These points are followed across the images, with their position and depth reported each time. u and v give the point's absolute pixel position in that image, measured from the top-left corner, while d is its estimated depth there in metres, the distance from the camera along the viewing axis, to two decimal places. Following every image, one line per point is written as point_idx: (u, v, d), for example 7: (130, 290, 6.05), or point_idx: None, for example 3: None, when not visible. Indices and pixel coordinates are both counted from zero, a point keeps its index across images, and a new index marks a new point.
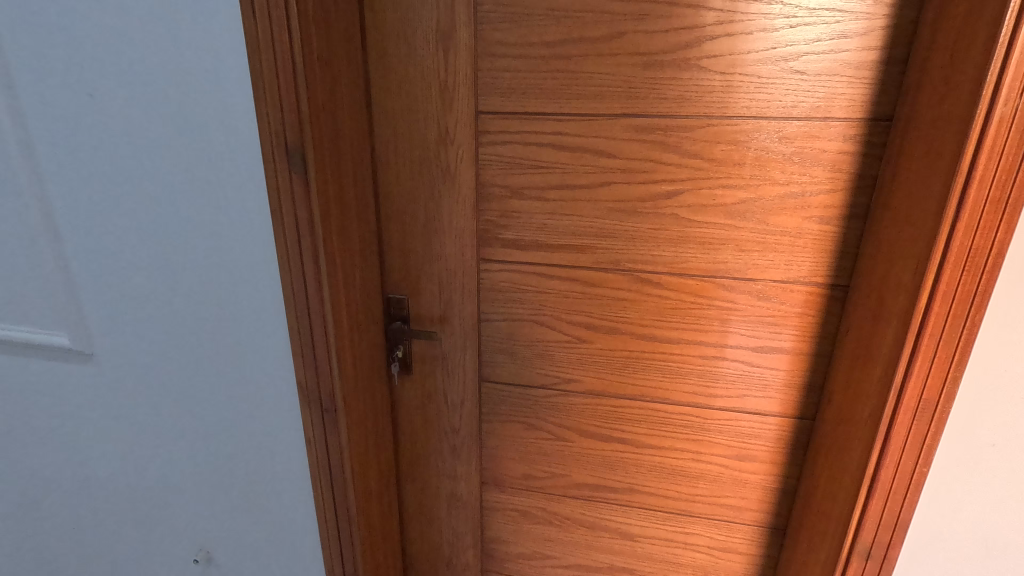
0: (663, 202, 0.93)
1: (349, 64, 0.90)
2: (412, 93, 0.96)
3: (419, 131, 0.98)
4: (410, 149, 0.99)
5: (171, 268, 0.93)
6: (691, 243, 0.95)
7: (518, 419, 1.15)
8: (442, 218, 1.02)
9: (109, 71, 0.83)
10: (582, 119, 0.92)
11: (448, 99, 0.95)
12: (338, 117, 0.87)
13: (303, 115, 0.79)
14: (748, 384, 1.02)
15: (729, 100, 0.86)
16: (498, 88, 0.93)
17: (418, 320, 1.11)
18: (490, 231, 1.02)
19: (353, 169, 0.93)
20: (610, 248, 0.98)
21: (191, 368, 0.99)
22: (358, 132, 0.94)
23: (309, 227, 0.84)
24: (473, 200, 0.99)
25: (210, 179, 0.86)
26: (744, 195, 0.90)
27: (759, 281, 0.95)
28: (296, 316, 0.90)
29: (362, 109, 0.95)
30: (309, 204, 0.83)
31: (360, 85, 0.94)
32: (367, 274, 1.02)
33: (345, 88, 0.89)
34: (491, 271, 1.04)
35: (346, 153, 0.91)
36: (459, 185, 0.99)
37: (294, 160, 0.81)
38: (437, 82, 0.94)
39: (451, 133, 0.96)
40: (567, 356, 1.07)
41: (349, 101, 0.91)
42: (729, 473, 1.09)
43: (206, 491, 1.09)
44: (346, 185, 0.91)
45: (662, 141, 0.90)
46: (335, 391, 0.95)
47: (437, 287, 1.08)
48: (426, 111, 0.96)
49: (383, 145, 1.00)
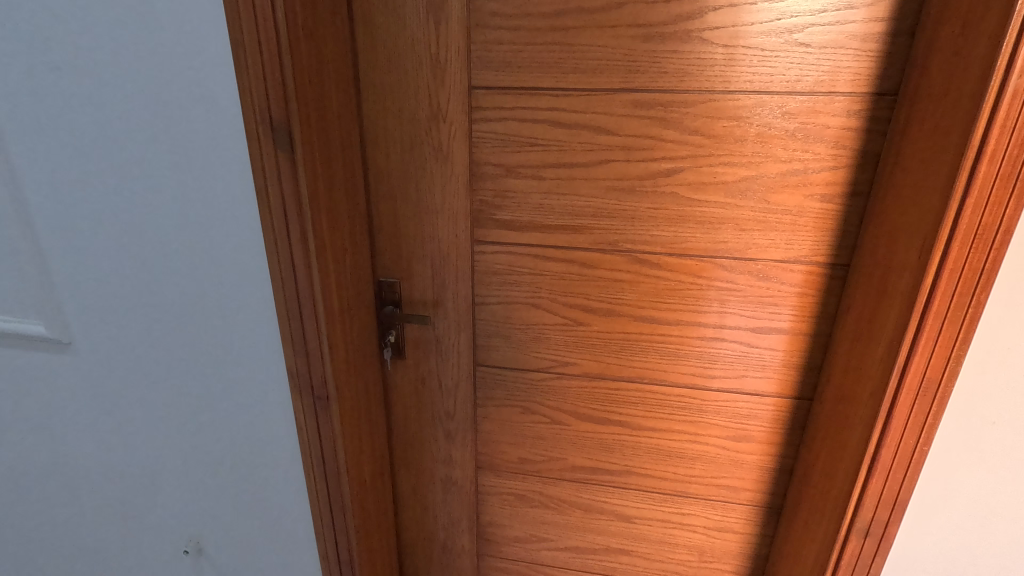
0: (663, 180, 0.91)
1: (336, 35, 0.85)
2: (403, 68, 0.92)
3: (410, 108, 0.94)
4: (401, 128, 0.96)
5: (155, 254, 0.89)
6: (690, 222, 0.93)
7: (513, 403, 1.13)
8: (435, 198, 0.99)
9: (79, 43, 0.77)
10: (580, 94, 0.88)
11: (441, 74, 0.91)
12: (325, 92, 0.83)
13: (288, 89, 0.75)
14: (746, 365, 1.01)
15: (731, 74, 0.84)
16: (492, 62, 0.89)
17: (410, 304, 1.09)
18: (484, 212, 0.99)
19: (341, 148, 0.89)
20: (608, 228, 0.95)
21: (178, 357, 0.96)
22: (346, 107, 0.90)
23: (297, 208, 0.81)
24: (466, 179, 0.96)
25: (190, 158, 0.82)
26: (745, 173, 0.88)
27: (759, 261, 0.93)
28: (286, 301, 0.87)
29: (350, 84, 0.91)
30: (297, 184, 0.80)
31: (347, 59, 0.90)
32: (358, 257, 0.99)
33: (332, 61, 0.85)
34: (486, 253, 1.02)
35: (334, 130, 0.87)
36: (452, 164, 0.96)
37: (280, 137, 0.77)
38: (428, 56, 0.90)
39: (444, 110, 0.93)
40: (563, 339, 1.05)
41: (337, 75, 0.86)
42: (726, 454, 1.09)
43: (194, 480, 1.06)
44: (335, 165, 0.88)
45: (662, 117, 0.87)
46: (327, 377, 0.92)
47: (430, 270, 1.05)
48: (417, 87, 0.92)
49: (372, 122, 0.96)
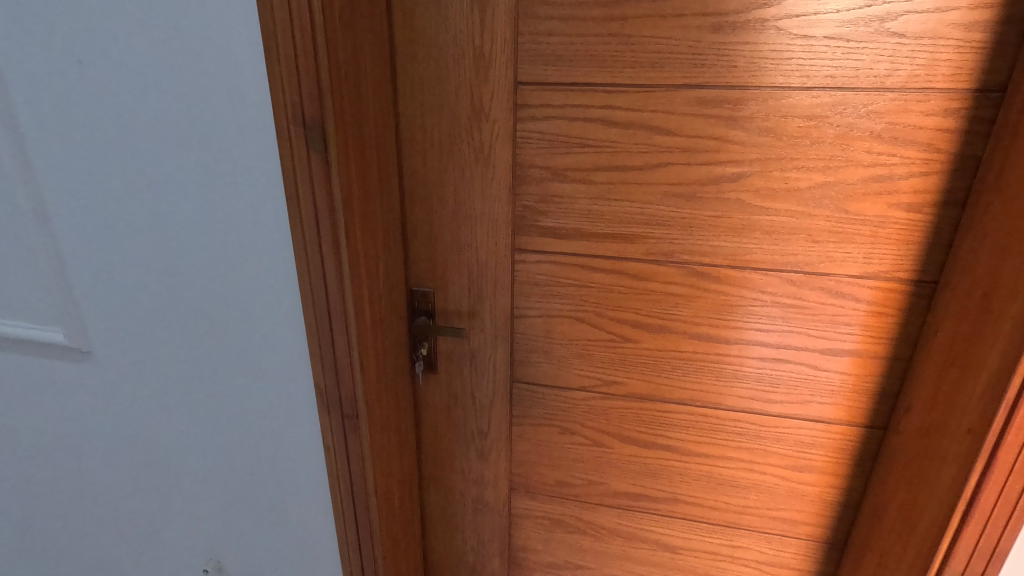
0: (727, 186, 0.82)
1: (374, 27, 0.79)
2: (443, 63, 0.85)
3: (450, 105, 0.87)
4: (439, 127, 0.89)
5: (177, 260, 0.83)
6: (756, 232, 0.84)
7: (552, 422, 1.05)
8: (474, 203, 0.92)
9: (101, 34, 0.72)
10: (637, 90, 0.80)
11: (484, 69, 0.84)
12: (362, 87, 0.76)
13: (323, 83, 0.68)
14: (812, 389, 0.92)
15: (810, 68, 0.75)
16: (540, 56, 0.82)
17: (444, 315, 1.02)
18: (527, 218, 0.92)
19: (376, 148, 0.83)
20: (662, 237, 0.87)
21: (201, 371, 0.91)
22: (382, 105, 0.83)
23: (330, 214, 0.74)
24: (509, 183, 0.89)
25: (217, 159, 0.76)
26: (821, 179, 0.80)
27: (832, 276, 0.84)
28: (315, 313, 0.80)
29: (386, 79, 0.84)
30: (331, 188, 0.73)
31: (384, 51, 0.83)
32: (391, 265, 0.92)
33: (370, 55, 0.78)
34: (528, 262, 0.94)
35: (370, 127, 0.80)
36: (493, 166, 0.89)
37: (313, 136, 0.70)
38: (471, 49, 0.83)
39: (486, 107, 0.86)
40: (608, 356, 0.97)
41: (374, 69, 0.80)
42: (784, 484, 1.00)
43: (215, 498, 1.01)
44: (369, 165, 0.81)
45: (729, 116, 0.79)
46: (358, 394, 0.86)
47: (466, 279, 0.98)
48: (458, 83, 0.85)
49: (408, 121, 0.89)
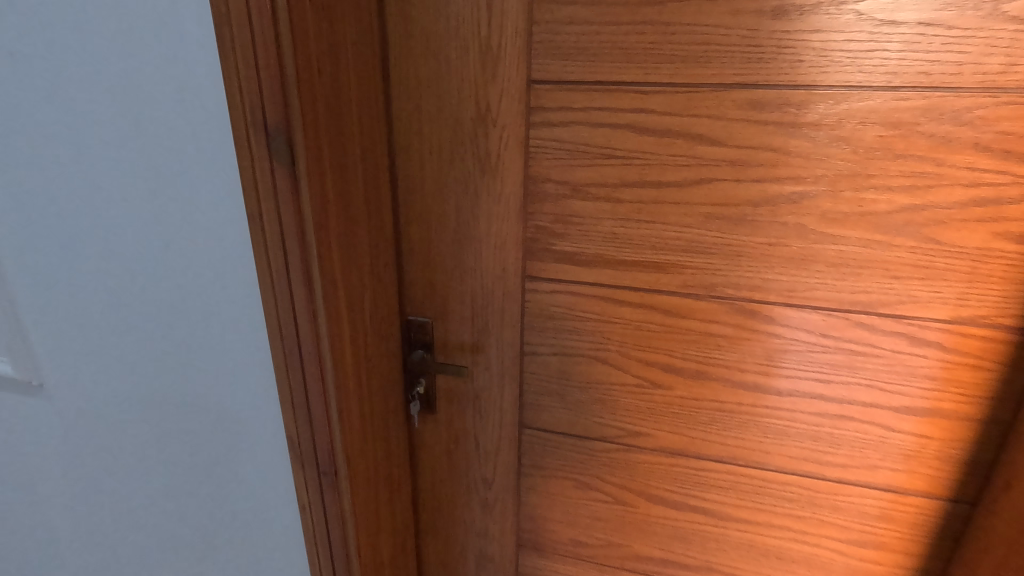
0: (785, 208, 0.67)
1: (361, 12, 0.66)
2: (445, 58, 0.72)
3: (453, 108, 0.74)
4: (439, 133, 0.76)
5: (130, 287, 0.72)
6: (820, 265, 0.69)
7: (567, 475, 0.91)
8: (478, 222, 0.79)
9: (30, 22, 0.60)
10: (677, 91, 0.66)
11: (492, 65, 0.70)
12: (344, 85, 0.63)
13: (289, 79, 0.55)
14: (883, 453, 0.76)
15: (898, 63, 0.59)
16: (559, 49, 0.68)
17: (444, 348, 0.89)
18: (540, 241, 0.78)
19: (363, 159, 0.70)
20: (703, 267, 0.73)
21: (164, 412, 0.79)
22: (371, 106, 0.70)
23: (300, 238, 0.61)
24: (520, 199, 0.76)
25: (170, 172, 0.64)
26: (905, 201, 0.64)
27: (915, 320, 0.68)
28: (284, 354, 0.68)
29: (377, 75, 0.71)
30: (301, 207, 0.60)
31: (375, 43, 0.70)
32: (381, 293, 0.79)
33: (355, 45, 0.65)
34: (541, 292, 0.81)
35: (354, 132, 0.67)
36: (502, 180, 0.75)
37: (276, 145, 0.58)
38: (476, 41, 0.70)
39: (495, 111, 0.72)
40: (634, 403, 0.83)
41: (361, 63, 0.67)
42: (842, 561, 0.84)
43: (182, 550, 0.89)
44: (353, 178, 0.68)
45: (791, 123, 0.64)
46: (335, 448, 0.73)
47: (469, 309, 0.85)
48: (461, 82, 0.72)
49: (404, 125, 0.76)
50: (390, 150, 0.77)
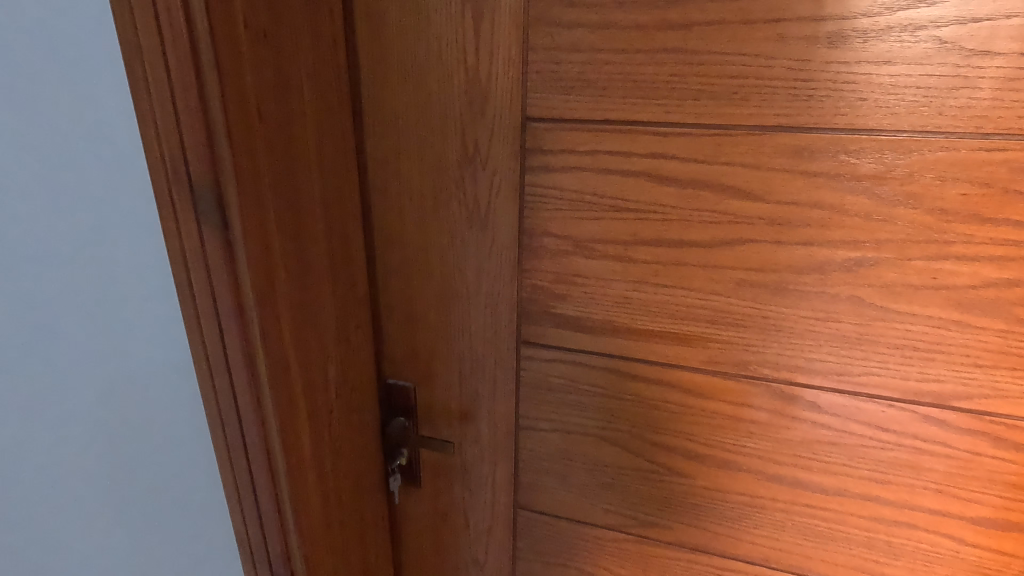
0: (836, 277, 0.55)
1: (322, 39, 0.55)
2: (426, 90, 0.60)
3: (435, 149, 0.63)
4: (419, 176, 0.64)
5: (43, 372, 0.60)
6: (879, 345, 0.56)
7: (569, 564, 0.79)
8: (466, 279, 0.67)
9: None
10: (704, 134, 0.54)
11: (480, 100, 0.59)
12: (297, 127, 0.52)
13: (216, 125, 0.44)
14: (951, 568, 0.62)
15: (989, 103, 0.47)
16: (560, 80, 0.56)
17: (428, 417, 0.77)
18: (538, 303, 0.66)
19: (326, 211, 0.59)
20: (733, 342, 0.60)
21: (90, 513, 0.67)
22: (337, 148, 0.59)
23: (238, 314, 0.50)
24: (514, 255, 0.64)
25: (89, 237, 0.53)
26: (991, 274, 0.51)
27: (998, 416, 0.55)
28: (227, 444, 0.57)
29: (345, 112, 0.60)
30: (238, 277, 0.49)
31: (341, 74, 0.59)
32: (353, 359, 0.68)
33: (312, 78, 0.54)
34: (538, 361, 0.69)
35: (312, 181, 0.56)
36: (493, 231, 0.64)
37: (205, 205, 0.47)
38: (462, 71, 0.59)
39: (484, 153, 0.61)
40: (648, 490, 0.71)
41: (321, 99, 0.56)
42: None
43: None
44: (312, 235, 0.57)
45: (847, 175, 0.51)
46: (291, 549, 0.62)
47: (457, 375, 0.73)
48: (445, 118, 0.61)
49: (379, 168, 0.65)
50: (364, 196, 0.66)
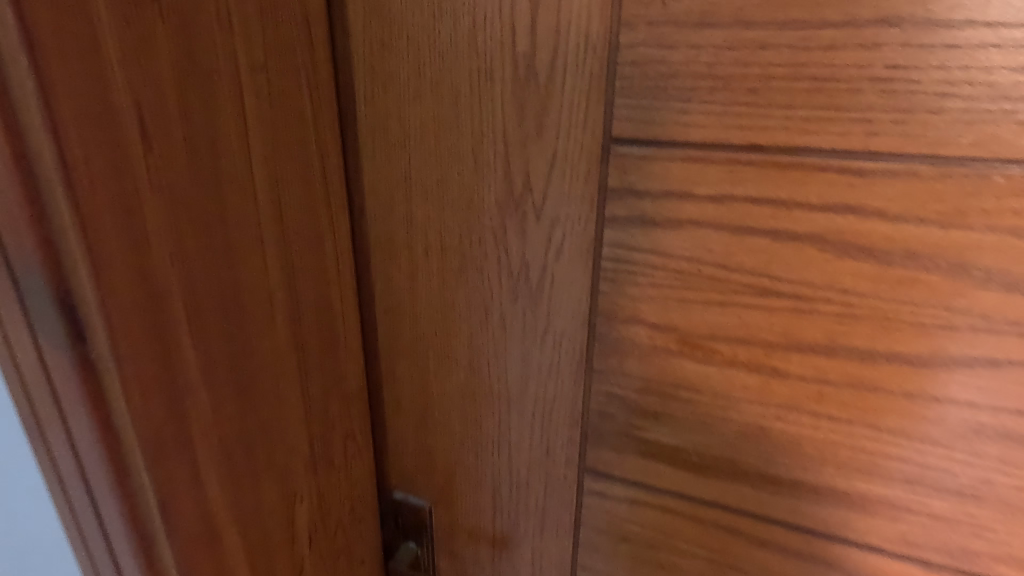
0: None
1: (267, 13, 0.34)
2: (448, 94, 0.39)
3: (463, 184, 0.41)
4: (440, 223, 0.43)
5: None
6: None
7: None
8: (507, 372, 0.46)
9: None
10: (943, 173, 0.30)
11: (536, 110, 0.37)
12: (224, 157, 0.32)
13: (38, 163, 0.24)
14: None
15: None
16: (672, 78, 0.33)
17: (448, 549, 0.55)
18: (615, 419, 0.43)
19: (288, 280, 0.38)
20: (948, 517, 0.36)
21: None
22: (306, 182, 0.39)
23: (112, 477, 0.30)
24: (581, 346, 0.42)
25: None
26: None
27: None
28: None
29: (318, 127, 0.39)
30: (109, 421, 0.29)
31: (310, 69, 0.38)
32: (343, 483, 0.47)
33: (249, 74, 0.33)
34: (610, 498, 0.46)
35: (257, 238, 0.35)
36: (550, 310, 0.42)
37: (39, 304, 0.26)
38: (508, 64, 0.36)
39: (539, 194, 0.39)
40: None
41: (268, 110, 0.35)
42: None
43: None
44: (263, 322, 0.36)
45: None
46: None
47: (488, 501, 0.51)
48: (479, 137, 0.39)
49: (379, 210, 0.44)
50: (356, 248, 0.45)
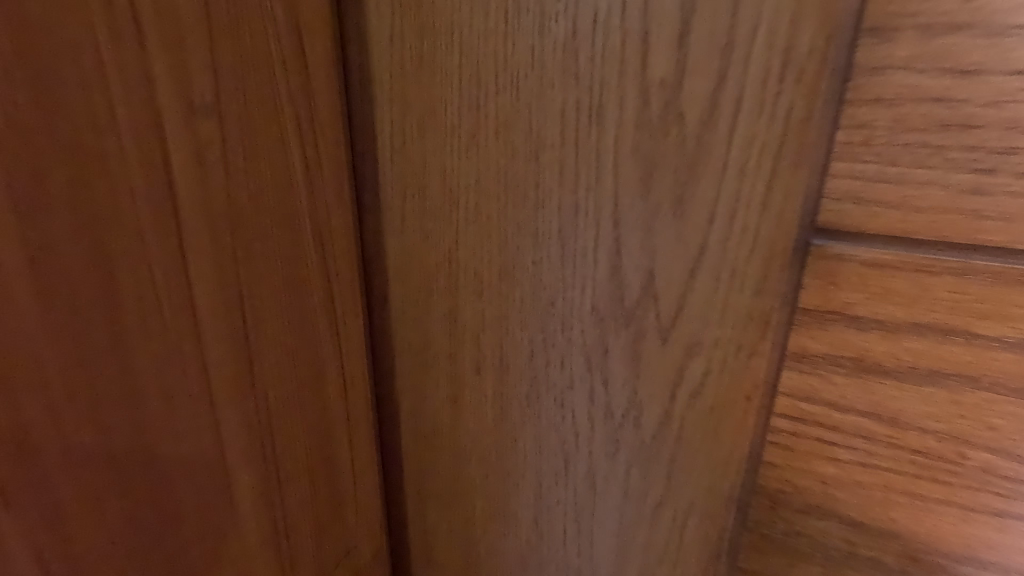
0: None
1: (219, 27, 0.21)
2: (523, 144, 0.24)
3: (539, 278, 0.26)
4: (499, 331, 0.28)
5: None
6: None
7: None
8: (592, 547, 0.31)
9: None
10: None
11: (676, 175, 0.22)
12: (122, 273, 0.19)
13: None
14: None
15: None
16: (964, 130, 0.18)
17: None
18: None
19: (253, 433, 0.25)
20: None
21: None
22: (284, 282, 0.25)
23: None
24: (715, 532, 0.27)
25: None
26: None
27: None
28: None
29: (310, 194, 0.26)
30: None
31: (295, 107, 0.24)
32: None
33: (178, 130, 0.20)
34: None
35: (194, 386, 0.22)
36: (670, 475, 0.27)
37: None
38: (633, 99, 0.22)
39: (668, 306, 0.24)
40: None
41: (218, 182, 0.22)
42: None
43: None
44: (210, 507, 0.23)
45: None
46: None
47: None
48: (571, 213, 0.24)
49: (410, 305, 0.30)
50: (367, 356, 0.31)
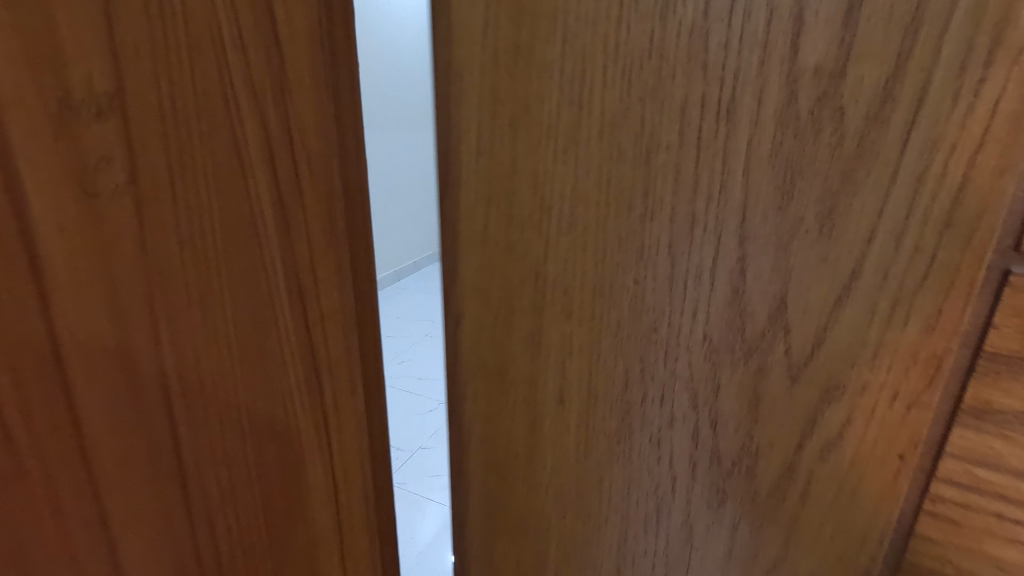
0: None
1: (126, 18, 0.14)
2: (634, 147, 0.21)
3: (642, 301, 0.23)
4: (588, 357, 0.25)
5: None
6: None
7: None
8: None
9: None
10: None
11: (827, 184, 0.18)
12: None
13: None
14: None
15: None
16: None
17: None
18: None
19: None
20: None
21: None
22: (235, 358, 0.19)
23: None
24: None
25: None
26: None
27: None
28: None
29: (284, 231, 0.20)
30: None
31: (258, 117, 0.18)
32: None
33: (49, 167, 0.13)
34: None
35: (84, 531, 0.15)
36: (787, 535, 0.23)
37: None
38: (777, 91, 0.18)
39: (803, 339, 0.20)
40: None
41: (125, 239, 0.15)
42: None
43: None
44: None
45: None
46: None
47: None
48: (684, 223, 0.21)
49: (490, 321, 0.27)
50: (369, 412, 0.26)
